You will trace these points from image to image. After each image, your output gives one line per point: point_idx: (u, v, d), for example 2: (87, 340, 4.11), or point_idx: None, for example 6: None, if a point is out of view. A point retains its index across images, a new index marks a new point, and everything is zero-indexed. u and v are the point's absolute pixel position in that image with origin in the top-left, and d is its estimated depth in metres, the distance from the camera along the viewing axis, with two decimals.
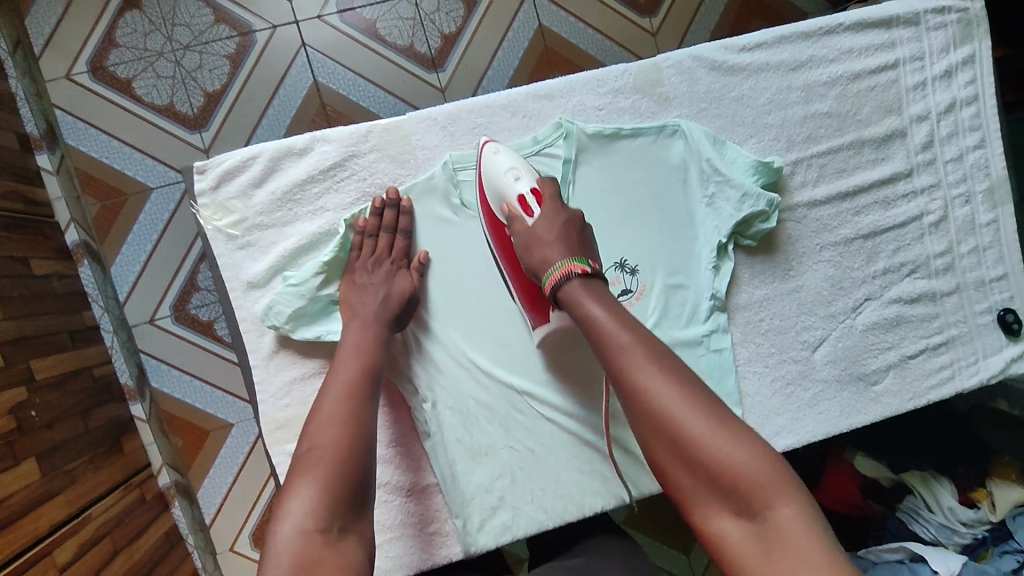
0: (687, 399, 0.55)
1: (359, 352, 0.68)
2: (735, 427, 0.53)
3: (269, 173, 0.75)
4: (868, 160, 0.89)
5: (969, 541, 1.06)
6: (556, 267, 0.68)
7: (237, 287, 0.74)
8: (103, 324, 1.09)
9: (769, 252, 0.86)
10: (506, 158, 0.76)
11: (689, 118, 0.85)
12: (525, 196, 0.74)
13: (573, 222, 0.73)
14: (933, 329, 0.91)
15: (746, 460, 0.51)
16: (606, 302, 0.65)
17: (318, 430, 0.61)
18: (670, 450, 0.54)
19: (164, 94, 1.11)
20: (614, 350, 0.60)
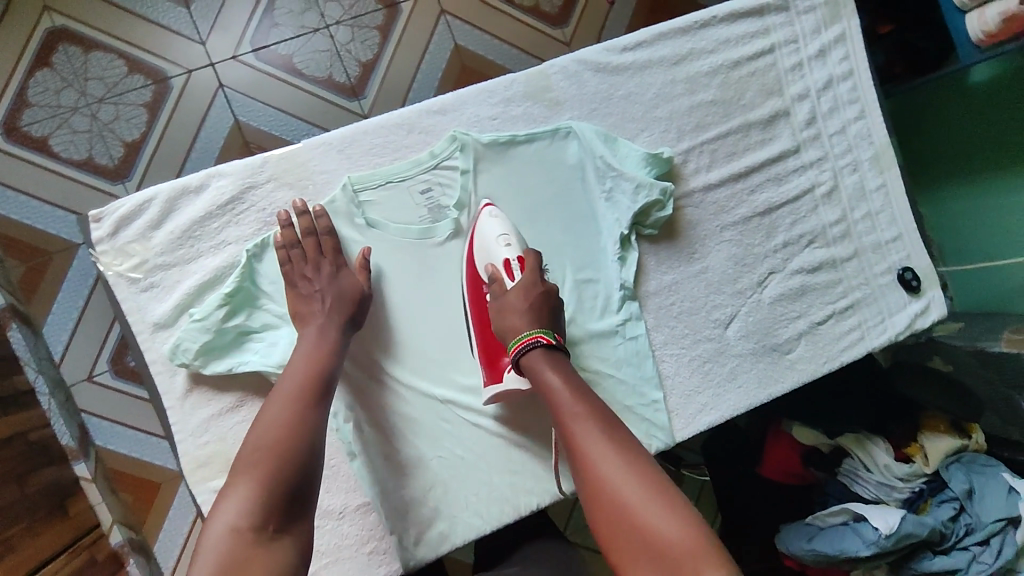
0: (631, 475, 0.59)
1: (309, 359, 0.70)
2: (672, 499, 0.56)
3: (167, 214, 0.76)
4: (756, 141, 0.93)
5: (907, 495, 1.10)
6: (523, 335, 0.73)
7: (144, 329, 0.75)
8: (39, 386, 1.06)
9: (672, 238, 0.90)
10: (499, 225, 0.80)
11: (580, 119, 0.88)
12: (509, 262, 0.79)
13: (546, 296, 0.77)
14: (838, 294, 0.95)
15: (677, 532, 0.54)
16: (568, 374, 0.70)
17: (262, 433, 0.63)
18: (612, 518, 0.57)
19: (82, 148, 1.12)
20: (570, 422, 0.65)
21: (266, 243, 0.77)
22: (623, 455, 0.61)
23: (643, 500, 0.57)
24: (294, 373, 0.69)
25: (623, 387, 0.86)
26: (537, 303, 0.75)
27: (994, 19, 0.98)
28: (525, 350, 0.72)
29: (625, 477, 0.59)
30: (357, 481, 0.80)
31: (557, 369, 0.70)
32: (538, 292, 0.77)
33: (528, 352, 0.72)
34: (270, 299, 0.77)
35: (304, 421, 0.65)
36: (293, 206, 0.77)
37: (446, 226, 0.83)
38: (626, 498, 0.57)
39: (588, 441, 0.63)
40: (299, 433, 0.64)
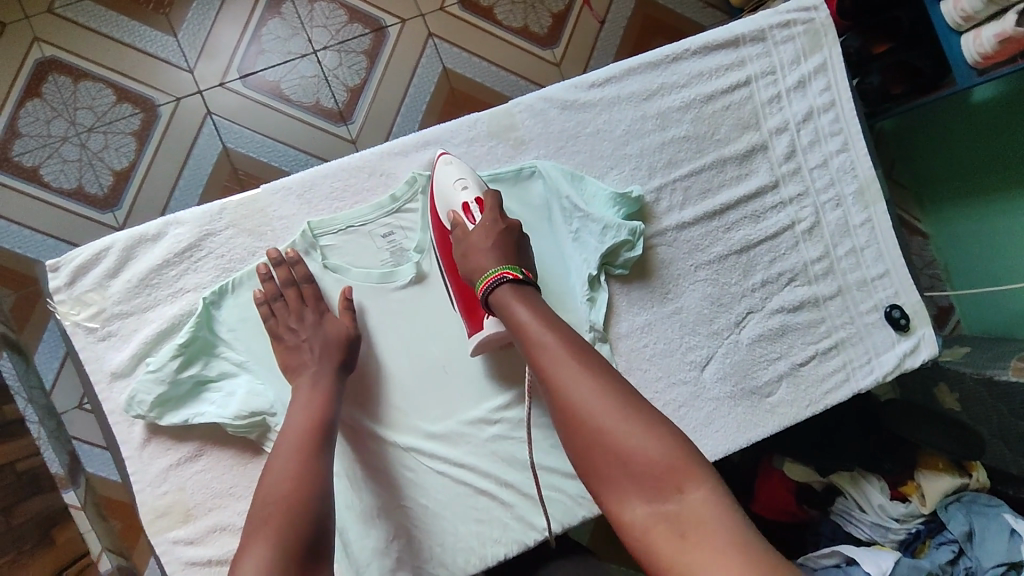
0: (605, 397, 0.56)
1: (306, 410, 0.70)
2: (649, 416, 0.54)
3: (124, 263, 0.75)
4: (731, 177, 0.91)
5: (903, 536, 1.07)
6: (489, 273, 0.71)
7: (102, 379, 0.74)
8: (30, 415, 1.09)
9: (644, 278, 0.87)
10: (455, 169, 0.78)
11: (547, 158, 0.85)
12: (468, 204, 0.76)
13: (510, 231, 0.75)
14: (822, 334, 0.92)
15: (658, 450, 0.52)
16: (536, 306, 0.67)
17: (271, 486, 0.63)
18: (590, 444, 0.55)
19: (71, 177, 1.12)
20: (541, 351, 0.62)
21: (224, 290, 0.76)
22: (596, 377, 0.58)
23: (622, 421, 0.54)
24: (290, 428, 0.68)
25: None
26: (501, 240, 0.73)
27: (990, 40, 0.89)
28: (493, 287, 0.70)
29: (599, 399, 0.56)
30: None
31: (526, 306, 0.67)
32: (503, 229, 0.74)
33: (497, 291, 0.69)
34: (228, 347, 0.76)
35: (310, 470, 0.65)
36: (269, 257, 0.76)
37: (407, 269, 0.81)
38: (603, 423, 0.55)
39: (560, 370, 0.60)
40: (307, 483, 0.63)
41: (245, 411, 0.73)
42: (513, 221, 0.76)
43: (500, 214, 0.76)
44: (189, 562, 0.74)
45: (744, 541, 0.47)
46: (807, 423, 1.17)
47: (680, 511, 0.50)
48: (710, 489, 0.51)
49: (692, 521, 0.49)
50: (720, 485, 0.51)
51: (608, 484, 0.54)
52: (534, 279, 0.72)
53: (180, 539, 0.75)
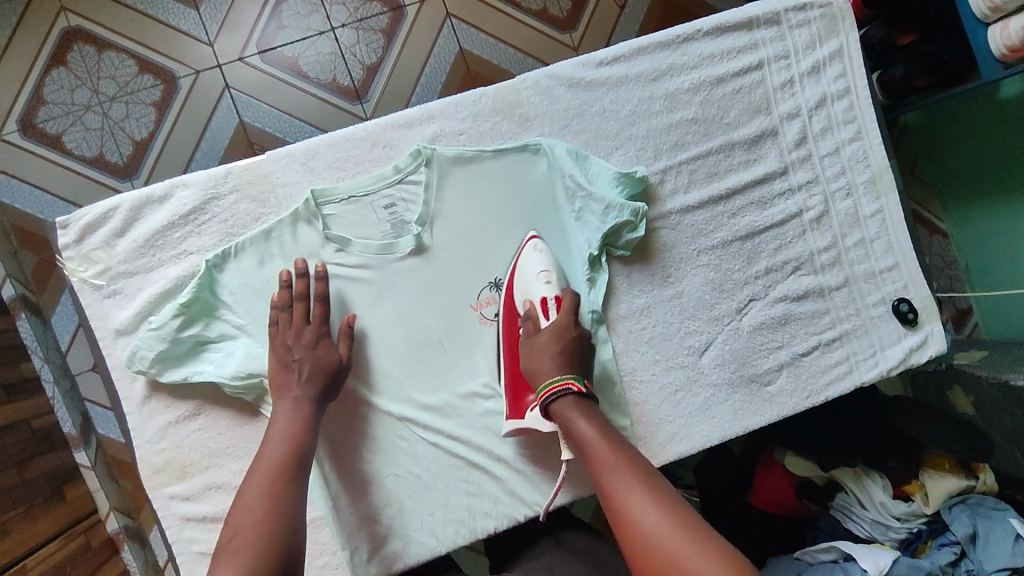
0: (669, 520, 0.58)
1: (282, 439, 0.69)
2: (711, 539, 0.55)
3: (131, 222, 0.77)
4: (739, 162, 0.89)
5: (904, 535, 1.06)
6: (554, 381, 0.73)
7: (107, 335, 0.76)
8: (45, 374, 1.15)
9: (645, 260, 0.87)
10: (541, 260, 0.82)
11: (552, 136, 0.85)
12: (547, 299, 0.80)
13: (579, 339, 0.79)
14: (826, 324, 0.91)
15: (721, 574, 0.52)
16: (598, 421, 0.70)
17: (240, 519, 0.61)
18: (652, 565, 0.55)
19: (93, 145, 1.15)
20: (607, 471, 0.65)
21: (227, 254, 0.77)
22: (660, 500, 0.60)
23: (685, 543, 0.55)
24: (264, 460, 0.68)
25: None
26: (569, 345, 0.77)
27: (1017, 32, 0.86)
28: (555, 396, 0.72)
29: (663, 521, 0.58)
30: (311, 496, 0.80)
31: (591, 421, 0.70)
32: (572, 335, 0.78)
33: (557, 404, 0.72)
34: (228, 309, 0.77)
35: (280, 501, 0.64)
36: (296, 266, 0.75)
37: (407, 240, 0.81)
38: (664, 543, 0.56)
39: (625, 493, 0.62)
40: (276, 514, 0.62)
41: (242, 372, 0.75)
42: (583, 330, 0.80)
43: (573, 317, 0.80)
44: (185, 517, 0.76)
45: None
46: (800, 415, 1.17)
47: None
48: None
49: None
50: None
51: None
52: (593, 391, 0.74)
53: (176, 496, 0.77)
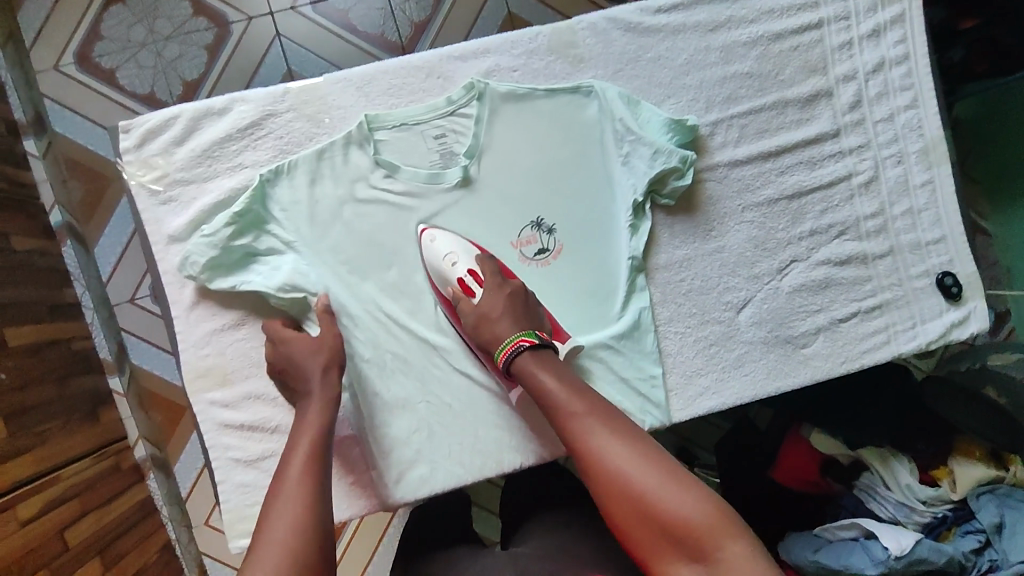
0: (638, 462, 0.60)
1: (312, 467, 0.62)
2: (684, 478, 0.59)
3: (190, 132, 0.78)
4: (793, 120, 0.88)
5: (928, 519, 1.06)
6: (506, 344, 0.73)
7: (160, 240, 0.78)
8: (85, 301, 1.30)
9: (689, 212, 0.86)
10: (443, 244, 0.80)
11: (605, 79, 0.85)
12: (465, 279, 0.79)
13: (514, 295, 0.77)
14: (866, 292, 0.90)
15: (696, 511, 0.56)
16: (558, 371, 0.70)
17: (268, 556, 0.52)
18: (630, 512, 0.58)
19: (143, 83, 1.27)
20: (573, 422, 0.65)
21: (281, 170, 0.79)
22: (626, 443, 0.62)
23: (656, 482, 0.58)
24: (296, 483, 0.60)
25: (618, 356, 0.85)
26: (508, 306, 0.76)
27: None
28: (513, 354, 0.72)
29: (632, 464, 0.60)
30: (344, 415, 0.81)
31: (549, 373, 0.70)
32: (508, 292, 0.77)
33: (517, 360, 0.71)
34: (278, 224, 0.79)
35: (318, 535, 0.55)
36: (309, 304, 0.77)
37: (455, 172, 0.82)
38: (636, 485, 0.59)
39: (593, 441, 0.63)
40: (312, 552, 0.54)
41: (289, 286, 0.77)
42: (513, 281, 0.79)
43: (500, 279, 0.78)
44: (224, 423, 0.78)
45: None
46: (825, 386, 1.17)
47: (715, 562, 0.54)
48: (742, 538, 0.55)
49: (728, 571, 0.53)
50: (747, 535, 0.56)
51: (647, 547, 0.57)
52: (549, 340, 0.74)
53: (217, 402, 0.79)
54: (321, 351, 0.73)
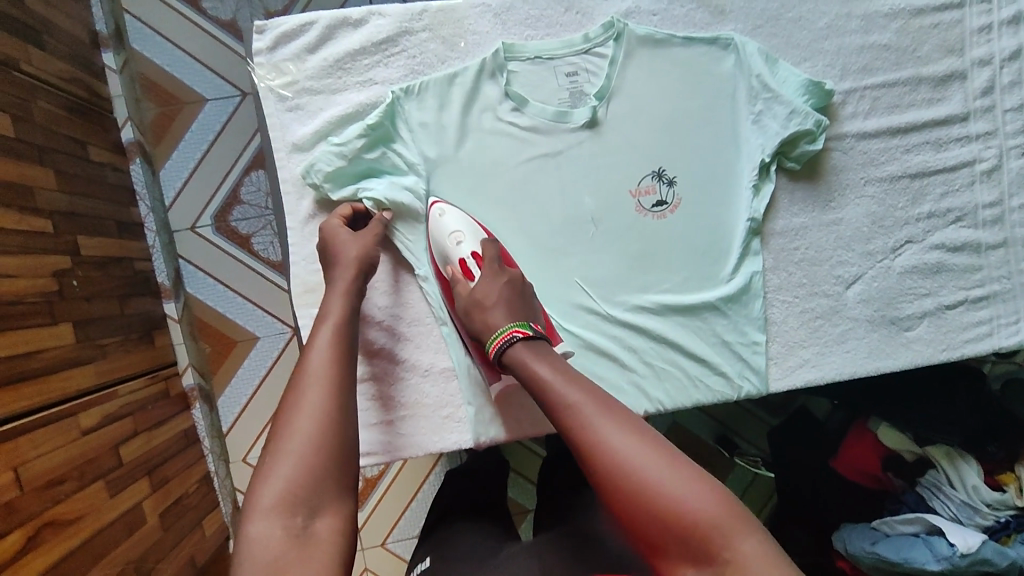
0: (639, 451, 0.50)
1: (330, 367, 0.60)
2: (691, 467, 0.49)
3: (324, 41, 0.77)
4: (923, 99, 0.87)
5: (991, 522, 1.01)
6: (498, 334, 0.66)
7: (283, 149, 0.77)
8: (149, 223, 1.34)
9: (812, 179, 0.85)
10: (452, 220, 0.76)
11: (744, 33, 0.83)
12: (466, 261, 0.75)
13: (512, 284, 0.72)
14: (975, 282, 0.87)
15: (707, 507, 0.47)
16: (553, 361, 0.61)
17: (276, 468, 0.52)
18: (629, 511, 0.49)
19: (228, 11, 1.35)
20: (564, 413, 0.55)
21: (412, 89, 0.78)
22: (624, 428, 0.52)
23: (657, 475, 0.49)
24: (312, 384, 0.58)
25: (723, 319, 0.82)
26: (505, 295, 0.71)
27: None
28: (505, 345, 0.65)
29: (630, 454, 0.50)
30: (444, 346, 0.81)
31: (543, 362, 0.61)
32: (505, 280, 0.73)
33: (509, 350, 0.64)
34: (404, 144, 0.78)
35: (339, 433, 0.56)
36: (353, 210, 0.76)
37: (583, 113, 0.81)
38: (636, 478, 0.49)
39: (585, 429, 0.53)
40: (333, 450, 0.54)
41: (395, 199, 0.77)
42: (512, 270, 0.75)
43: (499, 264, 0.74)
44: None
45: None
46: (888, 376, 1.12)
47: (730, 567, 0.46)
48: (757, 537, 0.47)
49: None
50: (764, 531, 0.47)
51: (653, 547, 0.48)
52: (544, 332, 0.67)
53: None
54: (344, 259, 0.72)
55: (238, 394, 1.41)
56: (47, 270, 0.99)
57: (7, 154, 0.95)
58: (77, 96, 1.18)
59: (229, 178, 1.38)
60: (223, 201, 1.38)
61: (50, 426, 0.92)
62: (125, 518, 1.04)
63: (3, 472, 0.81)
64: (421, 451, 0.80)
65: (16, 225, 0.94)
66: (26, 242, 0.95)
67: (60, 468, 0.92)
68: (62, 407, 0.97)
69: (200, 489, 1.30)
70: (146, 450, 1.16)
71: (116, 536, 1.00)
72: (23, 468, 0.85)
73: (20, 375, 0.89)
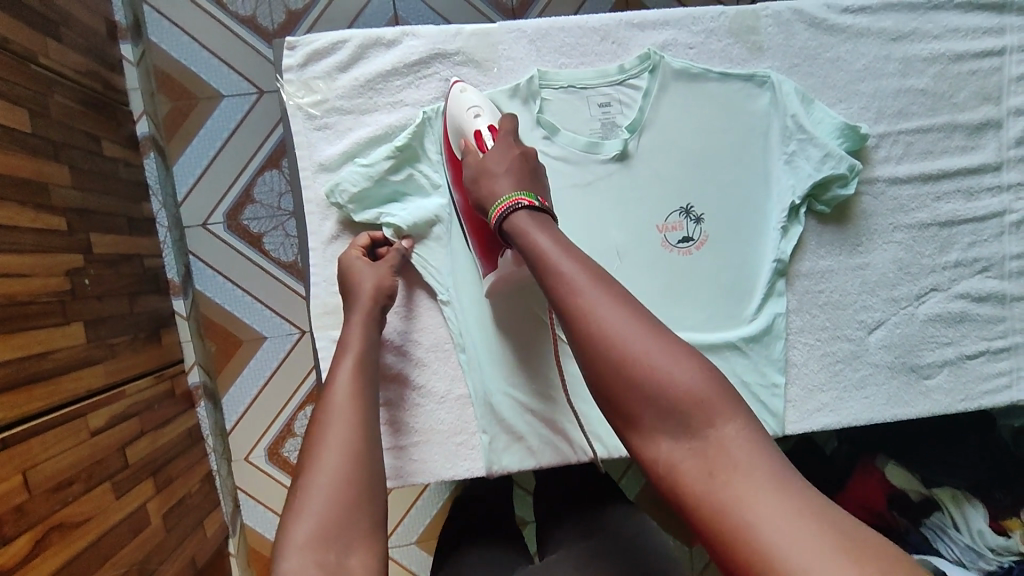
0: (634, 324, 0.48)
1: (353, 398, 0.59)
2: (686, 348, 0.47)
3: (356, 60, 0.76)
4: (957, 146, 0.86)
5: (994, 568, 0.96)
6: (504, 199, 0.62)
7: (309, 167, 0.76)
8: (161, 219, 1.32)
9: (840, 223, 0.84)
10: (472, 97, 0.73)
11: (780, 71, 0.82)
12: (481, 131, 0.71)
13: (524, 156, 0.67)
14: (997, 332, 0.86)
15: (695, 385, 0.45)
16: (556, 234, 0.58)
17: (307, 501, 0.50)
18: (613, 378, 0.47)
19: (248, 7, 1.31)
20: (560, 283, 0.52)
21: (443, 112, 0.77)
22: (621, 303, 0.49)
23: (648, 349, 0.47)
24: (338, 415, 0.57)
25: (744, 360, 0.81)
26: (516, 165, 0.65)
27: None
28: (508, 214, 0.61)
29: (625, 327, 0.48)
30: (461, 373, 0.80)
31: (545, 232, 0.58)
32: (517, 152, 0.67)
33: (513, 218, 0.60)
34: (430, 165, 0.78)
35: (366, 465, 0.54)
36: (374, 236, 0.76)
37: (614, 145, 0.79)
38: (629, 351, 0.47)
39: (582, 300, 0.50)
40: (364, 484, 0.52)
41: (419, 219, 0.76)
42: (527, 147, 0.69)
43: (513, 139, 0.69)
44: None
45: (779, 470, 0.42)
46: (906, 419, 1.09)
47: (708, 445, 0.44)
48: (741, 423, 0.45)
49: (721, 456, 0.43)
50: (749, 419, 0.45)
51: (631, 415, 0.47)
52: (553, 209, 0.62)
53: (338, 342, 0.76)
54: (364, 288, 0.71)
55: (241, 395, 1.39)
56: (61, 269, 0.98)
57: (23, 150, 0.93)
58: (95, 90, 1.16)
59: (243, 177, 1.35)
60: (236, 199, 1.36)
61: (61, 427, 0.92)
62: (130, 520, 1.04)
63: (11, 476, 0.80)
64: (434, 478, 0.79)
65: (31, 223, 0.92)
66: (40, 240, 0.94)
67: (69, 470, 0.91)
68: (73, 407, 0.96)
69: (203, 489, 1.29)
70: (150, 451, 1.14)
71: (121, 539, 1.00)
72: (32, 472, 0.84)
73: (32, 376, 0.88)
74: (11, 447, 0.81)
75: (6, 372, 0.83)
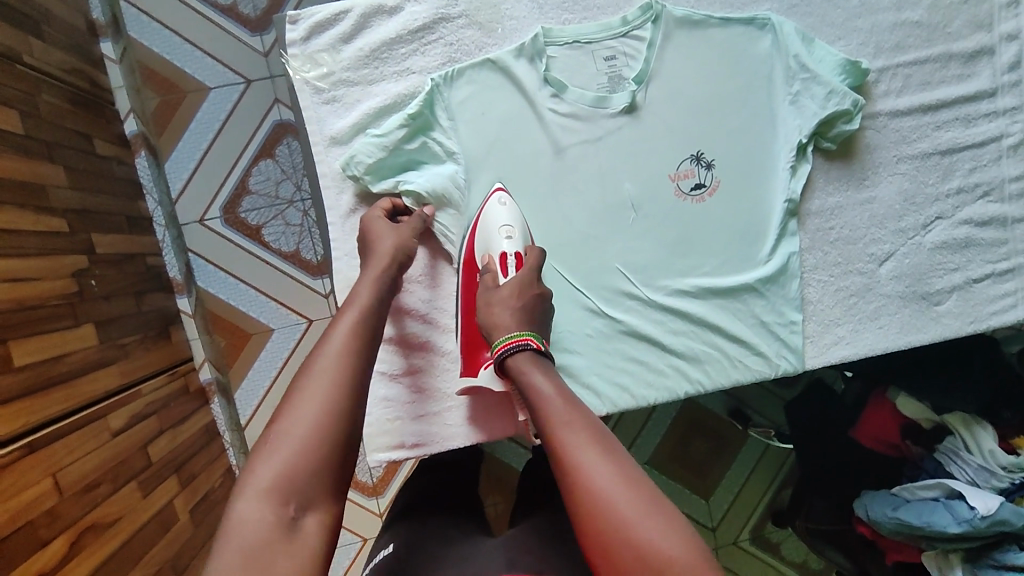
0: (618, 481, 0.48)
1: (343, 355, 0.57)
2: (669, 509, 0.47)
3: (359, 30, 0.77)
4: (954, 75, 0.87)
5: (1006, 485, 0.98)
6: (506, 338, 0.65)
7: (321, 143, 0.76)
8: (157, 218, 1.31)
9: (846, 159, 0.86)
10: (507, 214, 0.76)
11: (779, 13, 0.84)
12: (507, 257, 0.74)
13: (540, 299, 0.71)
14: (1001, 254, 0.88)
15: (676, 547, 0.44)
16: (556, 380, 0.60)
17: (270, 449, 0.50)
18: (596, 534, 0.46)
19: None
20: (554, 432, 0.53)
21: (451, 76, 0.77)
22: (608, 458, 0.50)
23: (630, 508, 0.46)
24: (322, 369, 0.56)
25: (762, 300, 0.83)
26: (530, 304, 0.69)
27: None
28: (511, 351, 0.64)
29: (609, 482, 0.48)
30: None
31: (544, 377, 0.60)
32: (532, 293, 0.71)
33: (514, 358, 0.63)
34: (444, 133, 0.77)
35: (343, 420, 0.53)
36: (392, 204, 0.75)
37: (622, 97, 0.80)
38: (614, 504, 0.47)
39: (572, 450, 0.51)
40: (337, 439, 0.52)
41: (436, 188, 0.76)
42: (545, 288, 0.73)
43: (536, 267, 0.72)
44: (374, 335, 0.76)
45: None
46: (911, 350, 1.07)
47: None
48: None
49: None
50: None
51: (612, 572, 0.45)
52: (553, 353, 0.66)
53: None
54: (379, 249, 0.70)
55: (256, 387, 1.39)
56: (66, 270, 0.97)
57: (17, 153, 0.91)
58: (82, 88, 1.14)
59: (238, 168, 1.33)
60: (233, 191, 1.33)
61: (84, 429, 0.91)
62: (159, 518, 1.04)
63: (42, 479, 0.80)
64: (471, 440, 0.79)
65: (33, 226, 0.91)
66: (44, 243, 0.92)
67: (95, 472, 0.91)
68: (92, 409, 0.95)
69: (224, 483, 1.30)
70: (172, 447, 1.15)
71: (151, 537, 1.00)
72: (60, 474, 0.83)
73: (49, 381, 0.87)
74: (39, 450, 0.81)
75: (24, 377, 0.82)
